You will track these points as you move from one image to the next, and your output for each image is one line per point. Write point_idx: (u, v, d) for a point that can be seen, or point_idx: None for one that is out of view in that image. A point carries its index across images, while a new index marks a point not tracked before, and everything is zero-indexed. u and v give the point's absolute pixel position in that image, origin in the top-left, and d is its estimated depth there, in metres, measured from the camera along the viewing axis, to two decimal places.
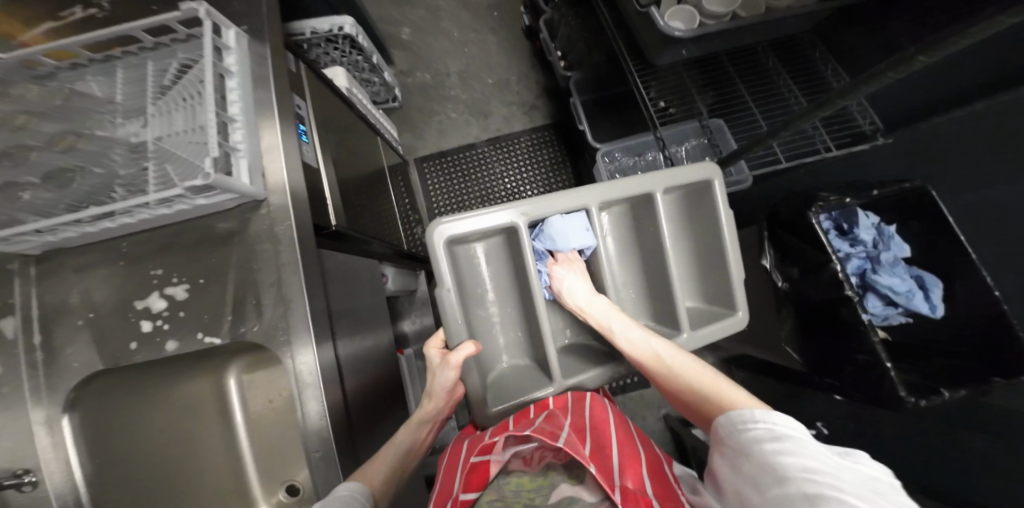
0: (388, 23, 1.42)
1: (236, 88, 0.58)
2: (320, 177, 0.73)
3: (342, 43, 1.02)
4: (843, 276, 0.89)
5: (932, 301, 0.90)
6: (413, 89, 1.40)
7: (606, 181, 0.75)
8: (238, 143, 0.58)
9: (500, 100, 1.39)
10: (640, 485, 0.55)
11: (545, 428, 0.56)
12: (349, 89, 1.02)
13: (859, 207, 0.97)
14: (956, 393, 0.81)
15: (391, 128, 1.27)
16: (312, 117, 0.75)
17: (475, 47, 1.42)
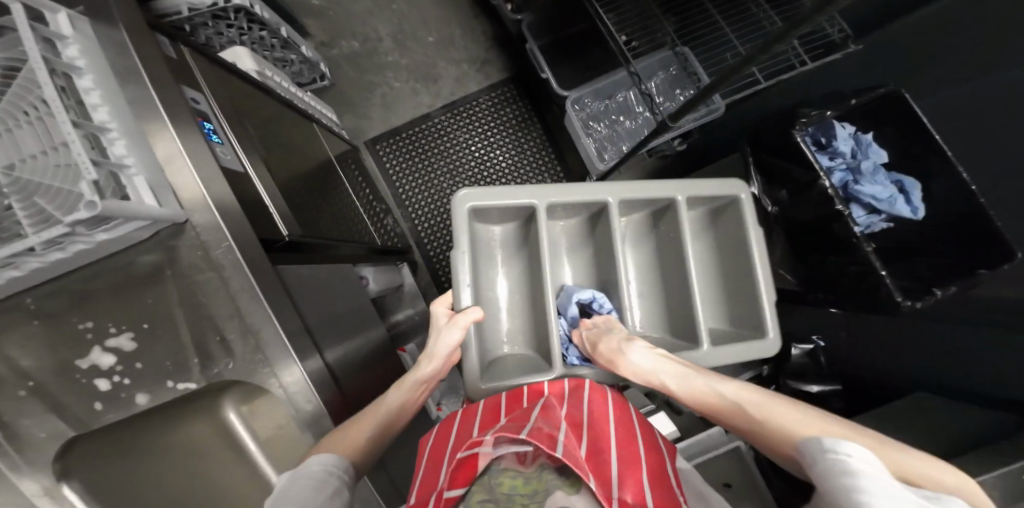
0: None
1: (92, 88, 0.50)
2: (253, 182, 0.66)
3: (237, 18, 0.89)
4: (833, 191, 0.84)
5: (913, 204, 0.86)
6: (341, 61, 1.26)
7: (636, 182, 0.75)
8: (124, 157, 0.50)
9: (445, 59, 1.28)
10: (639, 497, 0.51)
11: (544, 432, 0.53)
12: (261, 72, 0.90)
13: (834, 118, 0.92)
14: (948, 290, 0.76)
15: (328, 111, 1.16)
16: (216, 111, 0.65)
17: (403, 2, 1.28)
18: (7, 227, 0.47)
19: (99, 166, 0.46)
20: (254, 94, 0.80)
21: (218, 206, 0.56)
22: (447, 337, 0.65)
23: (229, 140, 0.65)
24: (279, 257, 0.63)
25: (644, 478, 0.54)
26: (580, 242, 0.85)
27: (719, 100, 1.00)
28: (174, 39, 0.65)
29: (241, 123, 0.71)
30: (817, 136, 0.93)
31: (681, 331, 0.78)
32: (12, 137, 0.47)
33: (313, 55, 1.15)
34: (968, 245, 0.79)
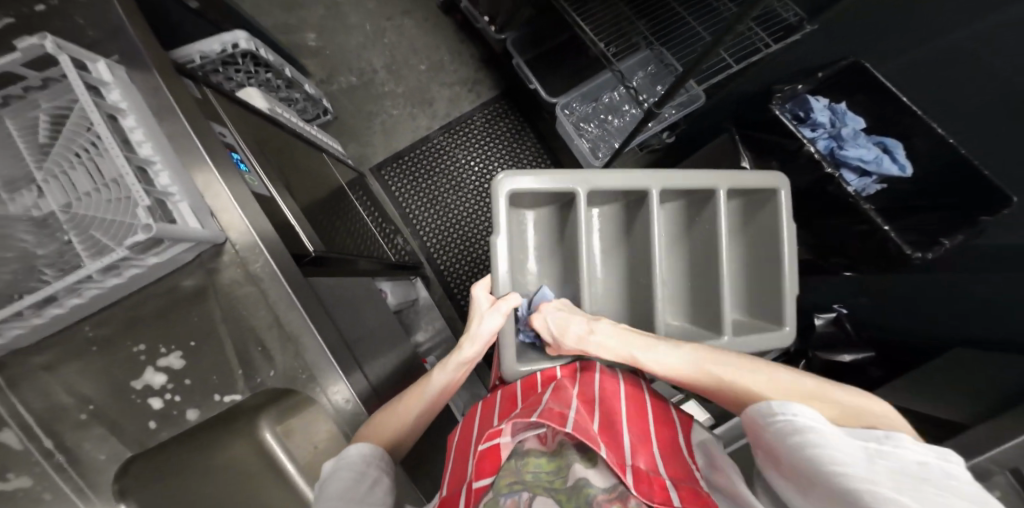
0: (289, 32, 1.33)
1: (135, 126, 0.55)
2: (279, 206, 0.70)
3: (243, 61, 0.97)
4: (820, 155, 0.89)
5: (900, 162, 0.88)
6: (340, 95, 1.33)
7: (675, 166, 0.71)
8: (168, 186, 0.56)
9: (438, 83, 1.35)
10: (652, 464, 0.57)
11: (554, 410, 0.58)
12: (272, 109, 0.97)
13: (808, 93, 0.98)
14: (956, 239, 0.77)
15: (333, 142, 1.23)
16: (242, 143, 0.71)
17: (394, 35, 1.35)
18: (68, 259, 0.53)
19: (150, 195, 0.52)
20: (266, 127, 0.85)
21: (257, 226, 0.63)
22: (488, 325, 0.68)
23: (255, 168, 0.70)
24: (311, 270, 0.68)
25: (652, 450, 0.60)
26: (614, 225, 0.83)
27: (695, 87, 1.05)
28: (197, 83, 0.71)
29: (261, 153, 0.77)
30: (795, 110, 0.99)
31: (702, 311, 0.80)
32: (68, 177, 0.53)
33: (316, 91, 1.22)
34: (956, 197, 0.81)
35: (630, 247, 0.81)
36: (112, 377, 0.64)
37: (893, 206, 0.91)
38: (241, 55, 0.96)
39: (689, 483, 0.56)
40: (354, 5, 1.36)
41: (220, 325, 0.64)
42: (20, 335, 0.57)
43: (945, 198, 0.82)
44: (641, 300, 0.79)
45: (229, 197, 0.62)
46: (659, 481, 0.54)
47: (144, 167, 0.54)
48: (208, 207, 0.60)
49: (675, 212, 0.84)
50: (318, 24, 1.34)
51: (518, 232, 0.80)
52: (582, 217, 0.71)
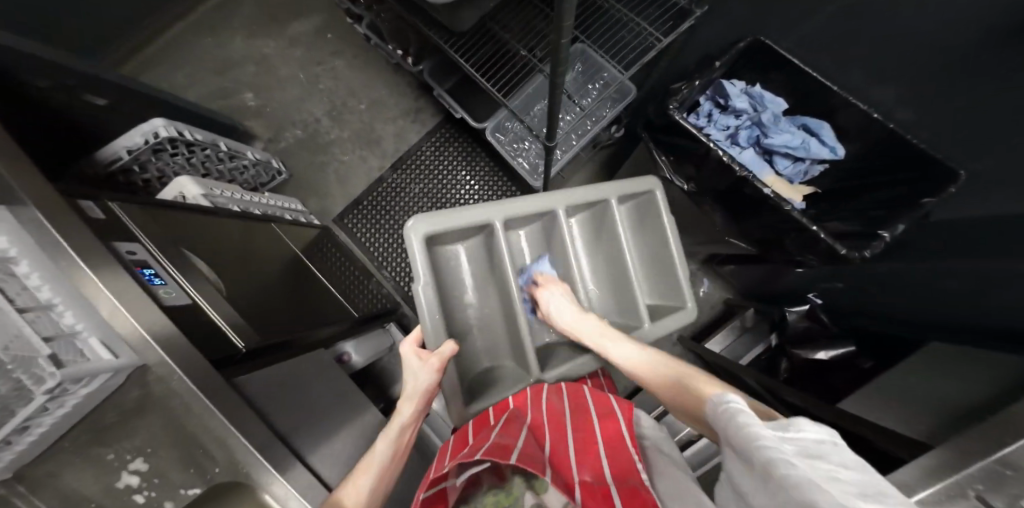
0: (225, 97, 1.27)
1: (28, 271, 0.55)
2: (205, 310, 0.72)
3: (176, 146, 0.92)
4: (728, 157, 0.75)
5: (829, 144, 0.83)
6: (293, 149, 1.26)
7: (571, 185, 0.76)
8: (74, 324, 0.57)
9: (382, 119, 1.28)
10: (598, 475, 0.52)
11: (499, 444, 0.53)
12: (210, 190, 0.91)
13: (723, 76, 0.87)
14: (897, 230, 0.68)
15: (291, 202, 1.17)
16: (155, 253, 0.69)
17: (328, 78, 1.29)
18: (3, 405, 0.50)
19: (51, 342, 0.53)
20: (216, 219, 0.86)
21: (169, 345, 0.62)
22: (420, 382, 0.64)
23: (173, 278, 0.70)
24: (234, 371, 0.67)
25: (599, 456, 0.56)
26: (534, 246, 0.83)
27: (619, 73, 0.91)
28: (99, 200, 0.66)
29: (184, 255, 0.75)
30: (713, 98, 0.88)
31: (630, 310, 0.79)
32: None
33: (262, 155, 1.17)
34: (911, 171, 0.73)
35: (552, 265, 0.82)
36: (80, 493, 0.60)
37: (840, 189, 0.84)
38: (168, 141, 0.89)
39: (633, 482, 0.51)
40: (282, 56, 1.30)
41: (165, 443, 0.63)
42: (12, 460, 0.55)
43: (896, 174, 0.76)
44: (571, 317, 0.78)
45: (130, 318, 0.60)
46: (605, 490, 0.49)
47: (45, 311, 0.55)
48: (118, 334, 0.59)
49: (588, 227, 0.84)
50: (253, 83, 1.28)
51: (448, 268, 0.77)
52: (501, 245, 0.73)
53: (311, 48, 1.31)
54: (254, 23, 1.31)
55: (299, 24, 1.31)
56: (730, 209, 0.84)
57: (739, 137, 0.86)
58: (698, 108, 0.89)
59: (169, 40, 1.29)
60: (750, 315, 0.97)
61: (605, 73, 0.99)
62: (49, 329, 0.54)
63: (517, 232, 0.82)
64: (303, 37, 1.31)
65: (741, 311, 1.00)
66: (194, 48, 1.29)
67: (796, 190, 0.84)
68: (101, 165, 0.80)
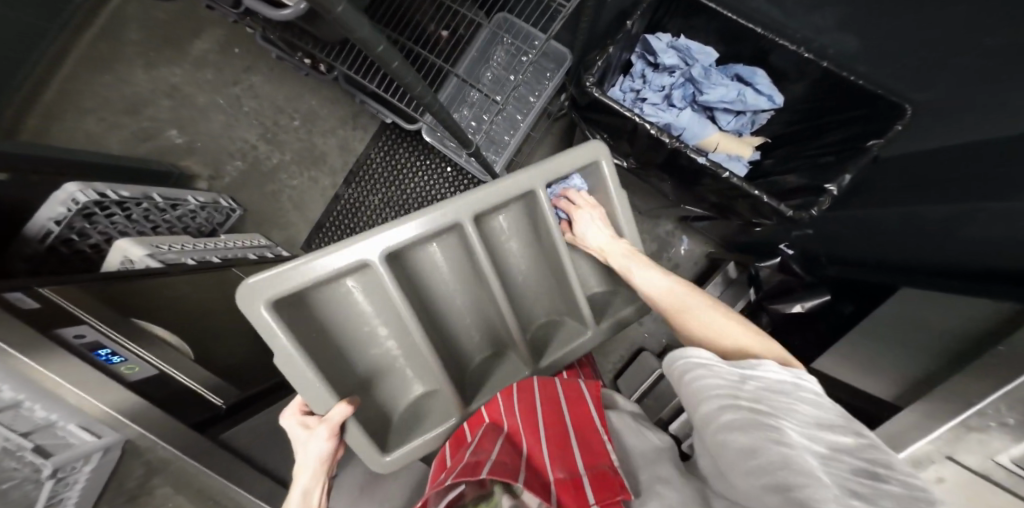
0: (151, 141, 1.20)
1: None
2: (170, 377, 0.66)
3: (106, 207, 0.84)
4: (657, 130, 0.69)
5: (767, 93, 0.80)
6: (237, 182, 1.22)
7: (494, 182, 0.51)
8: (48, 416, 0.52)
9: (319, 131, 1.22)
10: (570, 468, 0.39)
11: (469, 461, 0.37)
12: (154, 249, 0.85)
13: (646, 33, 0.82)
14: (842, 181, 0.70)
15: (252, 238, 1.14)
16: (107, 329, 0.60)
17: (250, 99, 1.22)
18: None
19: (31, 436, 0.49)
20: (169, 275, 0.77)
21: (150, 420, 0.58)
22: (314, 452, 0.47)
23: (133, 351, 0.62)
24: (216, 427, 0.67)
25: (568, 440, 0.43)
26: (451, 263, 0.56)
27: (541, 35, 0.92)
28: (30, 288, 0.54)
29: (134, 323, 0.67)
30: (643, 56, 0.83)
31: (572, 309, 0.60)
32: None
33: (208, 196, 1.11)
34: (857, 116, 0.75)
35: (472, 281, 0.57)
36: None
37: (791, 132, 0.83)
38: (97, 204, 0.82)
39: (604, 465, 0.39)
40: (195, 84, 1.22)
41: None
42: None
43: (845, 116, 0.76)
44: (502, 331, 0.58)
45: (100, 404, 0.54)
46: (578, 482, 0.37)
47: (14, 410, 0.50)
48: (96, 418, 0.54)
49: (524, 215, 0.57)
50: (174, 118, 1.22)
51: (333, 313, 0.52)
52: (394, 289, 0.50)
53: (220, 67, 1.23)
54: (153, 52, 1.23)
55: (200, 45, 1.23)
56: (680, 180, 0.77)
57: (674, 98, 0.81)
58: (630, 73, 0.85)
59: (70, 89, 1.21)
60: (731, 268, 0.94)
61: (536, 39, 0.91)
62: (26, 424, 0.50)
63: (425, 249, 0.54)
64: (209, 57, 1.23)
65: (724, 265, 0.97)
66: (99, 91, 1.21)
67: (745, 144, 0.81)
68: (26, 244, 0.74)
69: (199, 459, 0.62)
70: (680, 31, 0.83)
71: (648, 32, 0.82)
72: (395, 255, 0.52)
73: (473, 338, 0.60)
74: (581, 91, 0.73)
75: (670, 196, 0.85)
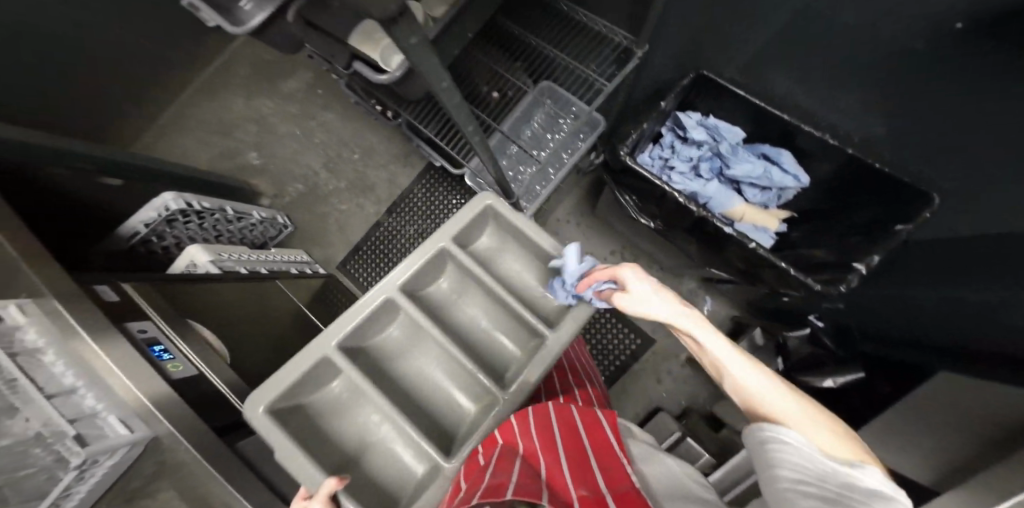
0: (230, 159, 1.34)
1: (58, 361, 0.55)
2: (209, 379, 0.69)
3: (188, 215, 0.95)
4: (685, 199, 0.73)
5: (792, 172, 0.84)
6: (295, 202, 1.32)
7: (410, 255, 0.59)
8: (94, 405, 0.55)
9: (374, 165, 1.33)
10: (593, 486, 0.38)
11: (491, 484, 0.36)
12: (218, 257, 0.93)
13: (678, 109, 0.86)
14: (872, 261, 0.70)
15: (297, 255, 1.22)
16: (165, 330, 0.68)
17: (322, 132, 1.36)
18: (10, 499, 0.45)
19: (73, 423, 0.51)
20: (217, 283, 0.86)
21: (184, 419, 0.59)
22: None
23: (180, 351, 0.68)
24: (236, 436, 0.65)
25: (588, 463, 0.42)
26: (410, 335, 0.61)
27: (584, 106, 0.95)
28: (114, 283, 0.67)
29: (184, 324, 0.73)
30: (673, 129, 0.87)
31: (531, 330, 0.59)
32: (32, 406, 0.49)
33: (268, 212, 1.22)
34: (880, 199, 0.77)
35: (428, 343, 0.60)
36: None
37: (817, 209, 0.86)
38: (182, 213, 0.93)
39: (625, 487, 0.39)
40: (278, 114, 1.38)
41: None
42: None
43: (864, 199, 0.79)
44: (472, 381, 0.58)
45: (142, 395, 0.57)
46: (601, 499, 0.36)
47: (67, 395, 0.54)
48: (133, 411, 0.57)
49: (456, 280, 0.65)
50: (255, 142, 1.36)
51: (330, 415, 0.55)
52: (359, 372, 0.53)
53: (303, 102, 1.38)
54: (250, 84, 1.40)
55: (291, 83, 1.40)
56: (708, 245, 0.79)
57: (701, 169, 0.85)
58: (657, 143, 0.89)
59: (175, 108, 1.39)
60: (758, 334, 0.92)
61: (574, 106, 0.97)
62: (72, 411, 0.53)
63: (381, 334, 0.61)
64: (295, 93, 1.39)
65: (749, 330, 0.96)
66: (199, 113, 1.38)
67: (768, 217, 0.84)
68: (116, 239, 0.85)
69: (214, 462, 0.59)
70: (710, 110, 0.88)
71: (679, 110, 0.87)
72: (355, 348, 0.57)
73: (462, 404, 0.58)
74: (613, 157, 0.78)
75: (695, 259, 0.87)
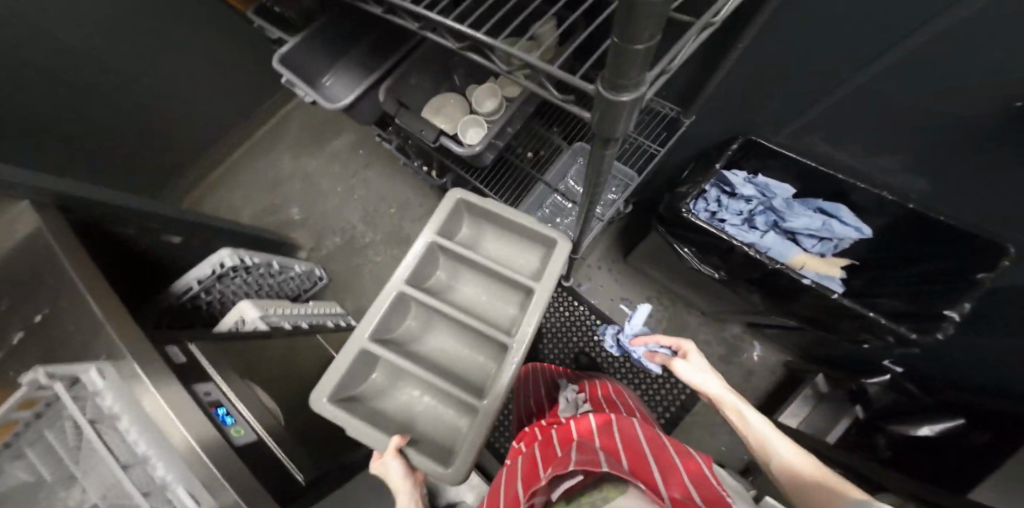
0: (274, 214, 1.42)
1: (134, 426, 0.52)
2: (268, 445, 0.67)
3: (237, 271, 0.96)
4: (757, 254, 0.76)
5: (852, 225, 0.85)
6: (333, 255, 1.36)
7: (405, 259, 0.66)
8: (165, 475, 0.52)
9: (411, 219, 1.36)
10: (688, 493, 0.35)
11: (582, 457, 0.38)
12: (267, 313, 0.92)
13: (726, 166, 0.87)
14: (964, 309, 0.70)
15: (331, 306, 1.22)
16: (227, 392, 0.66)
17: (362, 188, 1.41)
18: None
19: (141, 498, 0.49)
20: (265, 342, 0.85)
21: (242, 485, 0.55)
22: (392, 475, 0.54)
23: (241, 414, 0.66)
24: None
25: (682, 479, 0.39)
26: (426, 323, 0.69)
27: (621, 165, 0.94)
28: (180, 344, 0.66)
29: (240, 385, 0.72)
30: (719, 185, 0.88)
31: (521, 289, 0.67)
32: (96, 476, 0.47)
33: (307, 265, 1.24)
34: (937, 256, 0.77)
35: (442, 322, 0.69)
36: None
37: (877, 258, 0.86)
38: (232, 268, 0.93)
39: None
40: (321, 173, 1.45)
41: None
42: None
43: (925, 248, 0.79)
44: (484, 340, 0.65)
45: (210, 465, 0.54)
46: None
47: (140, 464, 0.51)
48: (201, 484, 0.53)
49: (452, 265, 0.72)
50: (297, 198, 1.43)
51: (380, 399, 0.64)
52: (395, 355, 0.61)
53: (345, 161, 1.45)
54: (297, 146, 1.50)
55: (334, 143, 1.48)
56: (773, 295, 0.81)
57: (756, 222, 0.86)
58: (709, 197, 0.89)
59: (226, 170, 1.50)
60: (822, 382, 0.93)
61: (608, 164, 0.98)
62: (143, 483, 0.50)
63: (404, 325, 0.69)
64: (339, 153, 1.47)
65: (811, 377, 0.97)
66: (247, 173, 1.49)
67: (831, 267, 0.85)
68: (171, 297, 0.85)
69: None
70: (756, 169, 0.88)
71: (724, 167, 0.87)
72: (386, 340, 0.65)
73: (487, 364, 0.67)
74: (673, 212, 0.82)
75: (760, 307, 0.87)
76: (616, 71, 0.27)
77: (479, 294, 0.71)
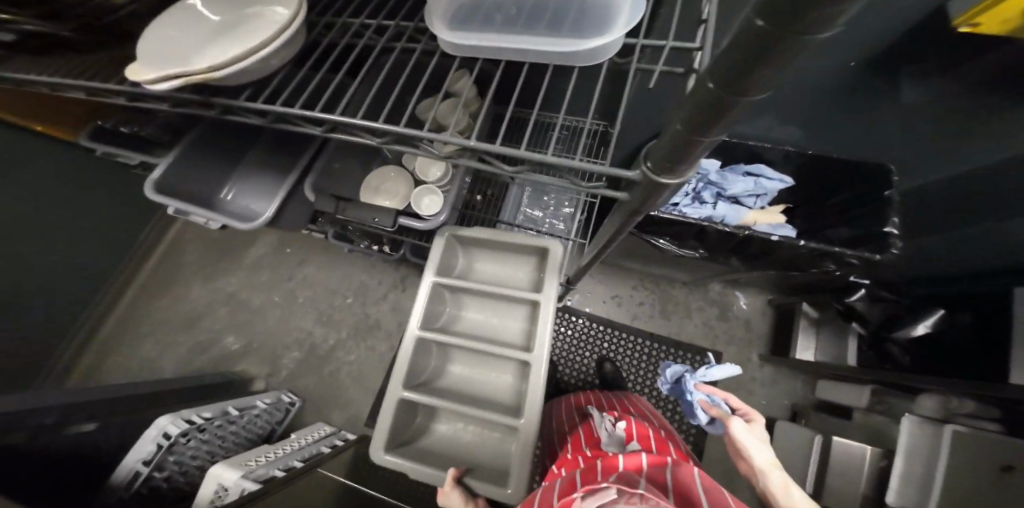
0: (206, 351, 1.25)
1: None
2: None
3: (191, 435, 0.82)
4: (717, 226, 0.83)
5: (775, 177, 0.91)
6: (295, 369, 1.22)
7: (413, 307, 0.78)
8: None
9: (372, 302, 1.26)
10: None
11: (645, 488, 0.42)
12: (246, 472, 0.79)
13: None
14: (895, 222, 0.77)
15: (316, 429, 1.08)
16: None
17: (304, 288, 1.28)
18: None
19: None
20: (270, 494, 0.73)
21: None
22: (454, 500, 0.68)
23: None
24: None
25: None
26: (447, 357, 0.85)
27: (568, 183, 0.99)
28: None
29: None
30: None
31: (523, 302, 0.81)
32: None
33: (271, 395, 1.10)
34: (850, 185, 0.86)
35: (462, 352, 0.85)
36: None
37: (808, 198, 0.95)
38: (183, 435, 0.80)
39: None
40: (250, 287, 1.30)
41: None
42: None
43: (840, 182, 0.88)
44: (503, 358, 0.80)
45: None
46: None
47: None
48: None
49: (456, 299, 0.87)
50: (230, 324, 1.27)
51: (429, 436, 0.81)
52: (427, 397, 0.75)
53: (274, 266, 1.31)
54: (208, 268, 1.34)
55: (254, 252, 1.33)
56: (746, 255, 0.89)
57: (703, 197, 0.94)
58: None
59: (126, 320, 1.30)
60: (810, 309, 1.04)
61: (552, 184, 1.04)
62: None
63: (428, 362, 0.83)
64: (263, 260, 1.32)
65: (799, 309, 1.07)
66: (155, 315, 1.30)
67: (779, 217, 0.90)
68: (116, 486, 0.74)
69: None
70: None
71: None
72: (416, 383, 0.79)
73: (507, 379, 0.82)
74: None
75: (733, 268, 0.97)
76: (659, 161, 0.30)
77: (488, 314, 0.86)
